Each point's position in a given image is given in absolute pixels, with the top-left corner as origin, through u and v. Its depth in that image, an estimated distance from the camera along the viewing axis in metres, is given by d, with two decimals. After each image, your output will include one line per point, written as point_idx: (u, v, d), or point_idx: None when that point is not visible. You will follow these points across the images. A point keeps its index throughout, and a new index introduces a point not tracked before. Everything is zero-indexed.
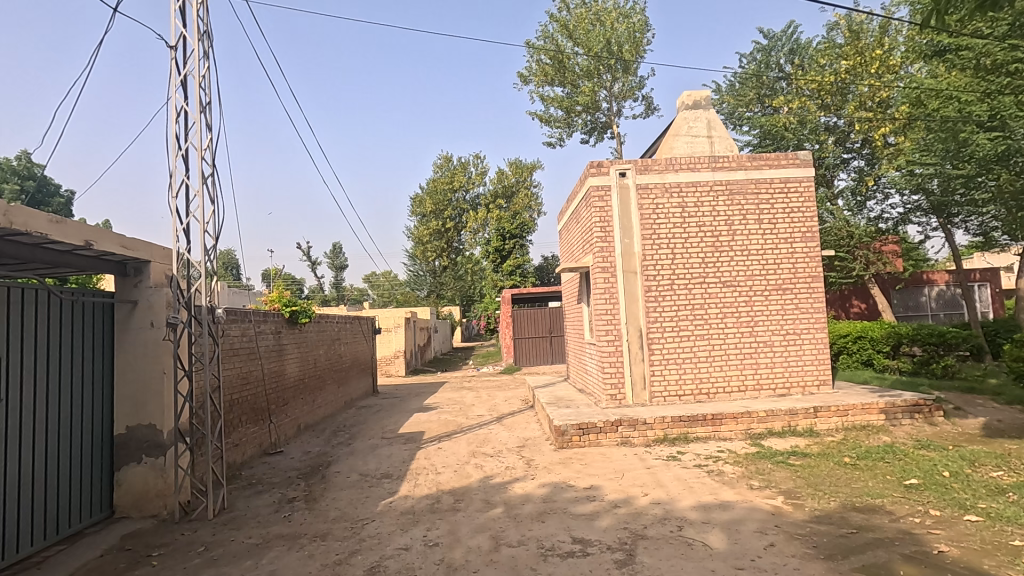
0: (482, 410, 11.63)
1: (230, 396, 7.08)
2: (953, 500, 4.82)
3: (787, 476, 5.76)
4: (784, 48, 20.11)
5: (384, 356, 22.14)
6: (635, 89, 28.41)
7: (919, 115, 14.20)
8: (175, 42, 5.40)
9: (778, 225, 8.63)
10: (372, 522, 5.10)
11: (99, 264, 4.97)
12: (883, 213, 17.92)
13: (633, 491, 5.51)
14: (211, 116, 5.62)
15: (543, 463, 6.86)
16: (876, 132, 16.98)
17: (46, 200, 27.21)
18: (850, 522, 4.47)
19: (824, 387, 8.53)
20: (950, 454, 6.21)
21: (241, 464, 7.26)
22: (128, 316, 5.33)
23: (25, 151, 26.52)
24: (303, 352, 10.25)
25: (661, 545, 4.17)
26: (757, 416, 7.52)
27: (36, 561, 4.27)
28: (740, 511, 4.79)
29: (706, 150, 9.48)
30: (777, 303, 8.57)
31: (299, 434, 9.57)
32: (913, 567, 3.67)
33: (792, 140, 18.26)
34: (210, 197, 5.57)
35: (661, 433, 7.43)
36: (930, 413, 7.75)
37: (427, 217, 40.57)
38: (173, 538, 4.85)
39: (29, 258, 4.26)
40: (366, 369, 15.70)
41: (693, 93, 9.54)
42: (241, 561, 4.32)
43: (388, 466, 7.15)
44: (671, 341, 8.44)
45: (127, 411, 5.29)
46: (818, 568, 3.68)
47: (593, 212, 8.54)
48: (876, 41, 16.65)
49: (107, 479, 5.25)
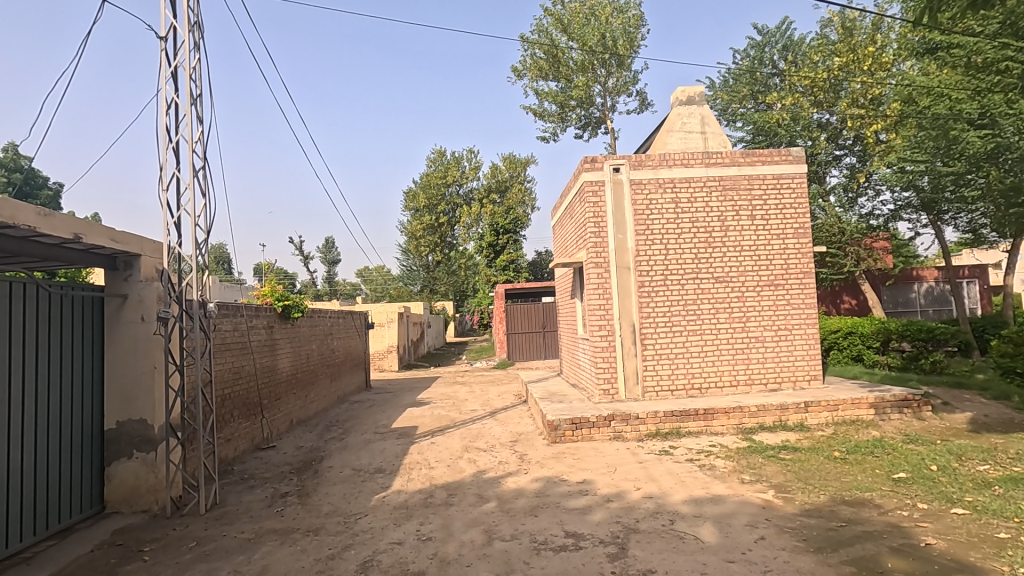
0: (474, 404, 11.65)
1: (223, 391, 7.05)
2: (940, 493, 4.88)
3: (777, 470, 5.81)
4: (778, 44, 20.18)
5: (378, 351, 22.09)
6: (629, 84, 28.41)
7: (910, 113, 14.30)
8: (165, 33, 5.33)
9: (770, 222, 8.67)
10: (365, 516, 5.10)
11: (88, 257, 4.91)
12: (874, 209, 18.05)
13: (626, 485, 5.55)
14: (202, 108, 5.56)
15: (536, 457, 6.88)
16: (868, 129, 17.08)
17: (33, 193, 26.86)
18: (839, 515, 4.52)
19: (814, 382, 8.61)
20: (938, 448, 6.29)
21: (233, 459, 7.24)
22: (118, 310, 5.27)
23: (9, 143, 26.02)
24: (296, 346, 10.21)
25: (653, 539, 4.20)
26: (748, 410, 7.60)
27: (25, 557, 4.24)
28: (732, 505, 4.83)
29: (700, 146, 9.49)
30: (769, 299, 8.62)
31: (291, 429, 9.55)
32: (901, 559, 3.71)
33: (785, 137, 18.38)
34: (201, 190, 5.52)
35: (653, 428, 7.48)
36: (918, 408, 7.86)
37: (420, 212, 40.46)
38: (164, 533, 4.83)
39: (18, 251, 4.21)
40: (359, 364, 15.65)
41: (687, 89, 9.60)
42: (233, 556, 4.30)
43: (381, 461, 7.15)
44: (664, 336, 8.48)
45: (117, 406, 5.24)
46: (808, 561, 3.72)
47: (587, 207, 8.54)
48: (869, 38, 16.70)
49: (98, 475, 5.22)
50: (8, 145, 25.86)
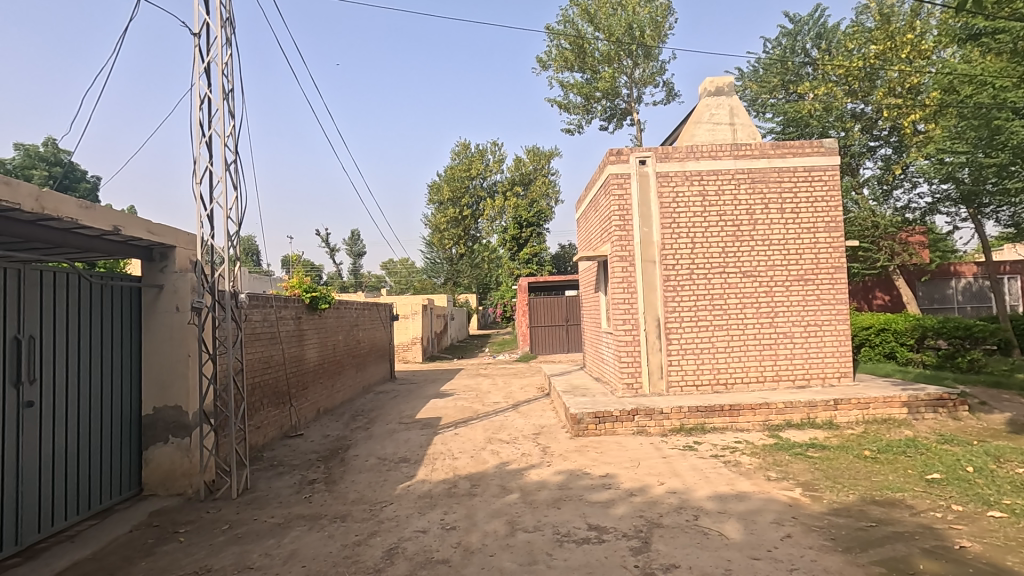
0: (497, 397, 11.67)
1: (253, 379, 7.24)
2: (976, 495, 4.74)
3: (804, 467, 5.72)
4: (810, 33, 19.60)
5: (402, 343, 22.35)
6: (656, 74, 27.98)
7: (951, 101, 13.82)
8: (198, 29, 5.46)
9: (801, 214, 8.47)
10: (391, 505, 5.20)
11: (127, 249, 5.08)
12: (910, 203, 17.55)
13: (649, 480, 5.53)
14: (234, 103, 5.69)
15: (558, 450, 6.91)
16: (905, 119, 16.44)
17: (72, 186, 27.65)
18: (869, 515, 4.42)
19: (845, 379, 8.42)
20: (974, 449, 6.11)
21: (263, 446, 7.44)
22: (155, 300, 5.45)
23: (49, 137, 27.08)
24: (323, 337, 10.39)
25: (676, 534, 4.18)
26: (775, 407, 7.48)
27: (68, 536, 4.43)
28: (757, 502, 4.78)
29: (728, 138, 9.32)
30: (798, 294, 8.45)
31: (318, 418, 9.76)
32: (934, 562, 3.62)
33: (817, 128, 18.08)
34: (234, 183, 5.66)
35: (678, 423, 7.43)
36: (954, 407, 7.64)
37: (444, 204, 40.66)
38: (198, 515, 5.00)
39: (61, 243, 4.35)
40: (384, 355, 15.90)
41: (715, 79, 9.33)
42: (263, 540, 4.44)
43: (406, 451, 7.26)
44: (689, 331, 8.39)
45: (153, 393, 5.43)
46: (836, 560, 3.67)
47: (612, 200, 8.45)
48: (908, 25, 16.19)
49: (136, 459, 5.42)
50: (48, 139, 26.81)
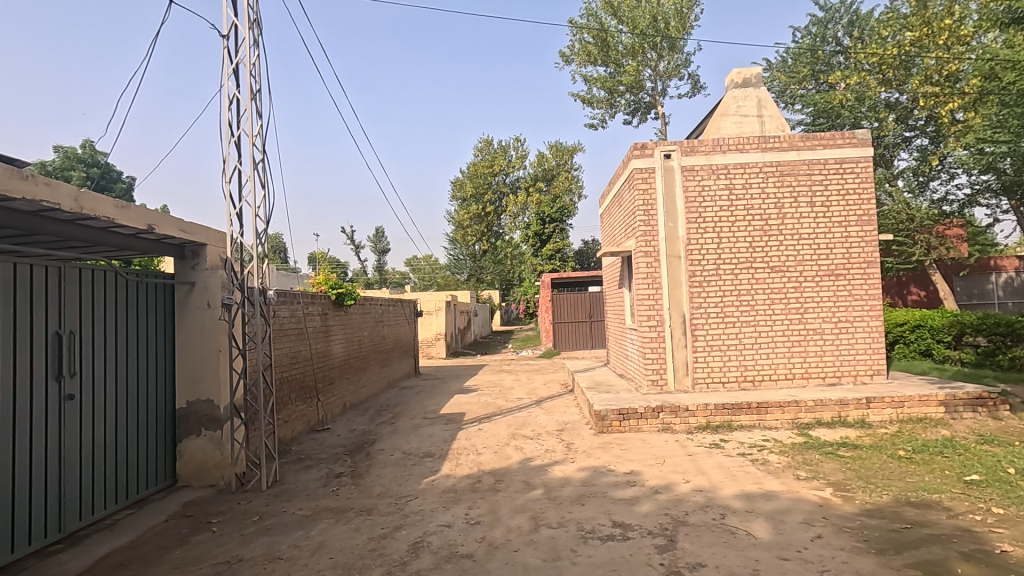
0: (521, 393, 11.67)
1: (281, 374, 7.39)
2: (1018, 498, 4.56)
3: (835, 467, 5.58)
4: (843, 20, 19.04)
5: (426, 339, 22.54)
6: (681, 67, 27.55)
7: (992, 88, 13.27)
8: (227, 31, 5.57)
9: (832, 208, 8.25)
10: (416, 499, 5.25)
11: (160, 247, 5.21)
12: (948, 194, 16.97)
13: (674, 478, 5.47)
14: (261, 103, 5.79)
15: (582, 447, 6.88)
16: (943, 107, 15.93)
17: (108, 186, 28.55)
18: (904, 517, 4.30)
19: (877, 377, 8.19)
20: (1016, 450, 5.87)
21: (291, 440, 7.60)
22: (187, 296, 5.60)
23: (86, 140, 28.03)
24: (348, 333, 10.53)
25: (702, 533, 4.13)
26: (805, 405, 7.31)
27: (107, 524, 4.58)
28: (786, 501, 4.69)
29: (755, 130, 9.13)
30: (829, 289, 8.24)
31: (344, 413, 9.91)
32: (973, 566, 3.49)
33: (848, 118, 17.43)
34: (262, 182, 5.77)
35: (704, 420, 7.33)
36: (994, 407, 7.36)
37: (467, 201, 40.78)
38: (229, 507, 5.12)
39: (98, 241, 4.49)
40: (409, 351, 16.05)
41: (743, 71, 9.19)
42: (292, 532, 4.53)
43: (430, 446, 7.32)
44: (715, 327, 8.26)
45: (186, 387, 5.58)
46: (869, 562, 3.58)
47: (636, 194, 8.35)
48: (946, 10, 15.58)
49: (170, 451, 5.57)
50: (87, 142, 27.78)
